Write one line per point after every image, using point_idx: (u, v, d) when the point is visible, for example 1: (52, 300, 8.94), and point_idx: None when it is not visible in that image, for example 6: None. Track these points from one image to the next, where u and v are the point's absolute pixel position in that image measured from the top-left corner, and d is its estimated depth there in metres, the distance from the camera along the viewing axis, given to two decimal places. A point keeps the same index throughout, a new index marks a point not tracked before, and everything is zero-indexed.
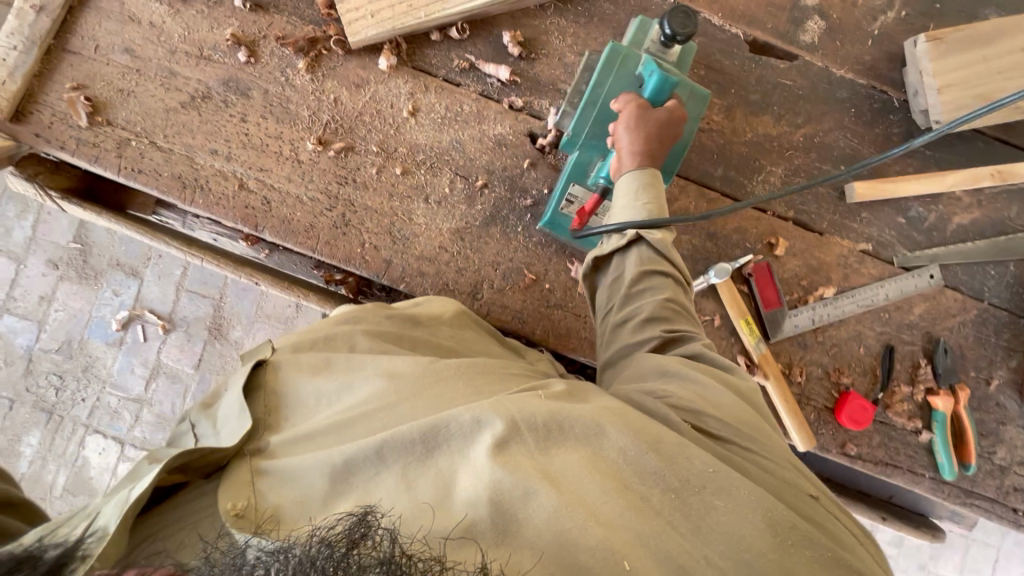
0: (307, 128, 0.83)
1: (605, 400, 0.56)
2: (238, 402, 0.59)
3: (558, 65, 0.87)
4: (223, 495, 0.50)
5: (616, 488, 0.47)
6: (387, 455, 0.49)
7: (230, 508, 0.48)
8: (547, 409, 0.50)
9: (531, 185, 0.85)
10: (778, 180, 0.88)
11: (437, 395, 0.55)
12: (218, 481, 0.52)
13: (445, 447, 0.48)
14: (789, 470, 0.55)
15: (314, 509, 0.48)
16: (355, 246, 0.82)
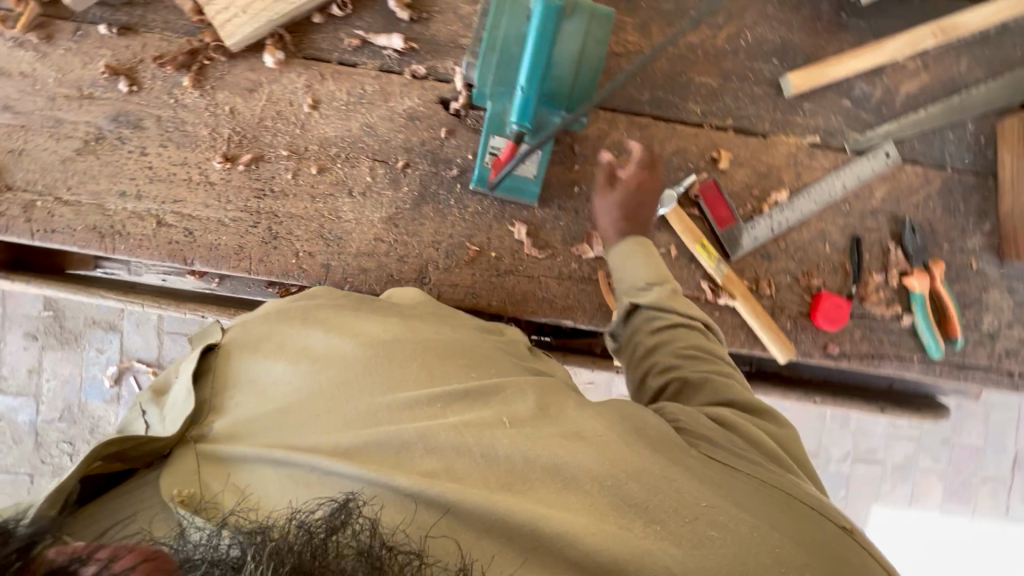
0: (210, 147, 0.79)
1: (577, 414, 0.51)
2: (181, 390, 0.56)
3: (453, 19, 0.81)
4: (166, 482, 0.49)
5: (589, 512, 0.44)
6: (350, 448, 0.47)
7: (175, 495, 0.47)
8: (511, 441, 0.47)
9: (454, 153, 0.81)
10: (710, 90, 0.83)
11: (386, 368, 0.53)
12: (161, 469, 0.51)
13: (414, 450, 0.47)
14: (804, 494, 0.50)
15: (267, 498, 0.47)
16: (289, 257, 0.80)
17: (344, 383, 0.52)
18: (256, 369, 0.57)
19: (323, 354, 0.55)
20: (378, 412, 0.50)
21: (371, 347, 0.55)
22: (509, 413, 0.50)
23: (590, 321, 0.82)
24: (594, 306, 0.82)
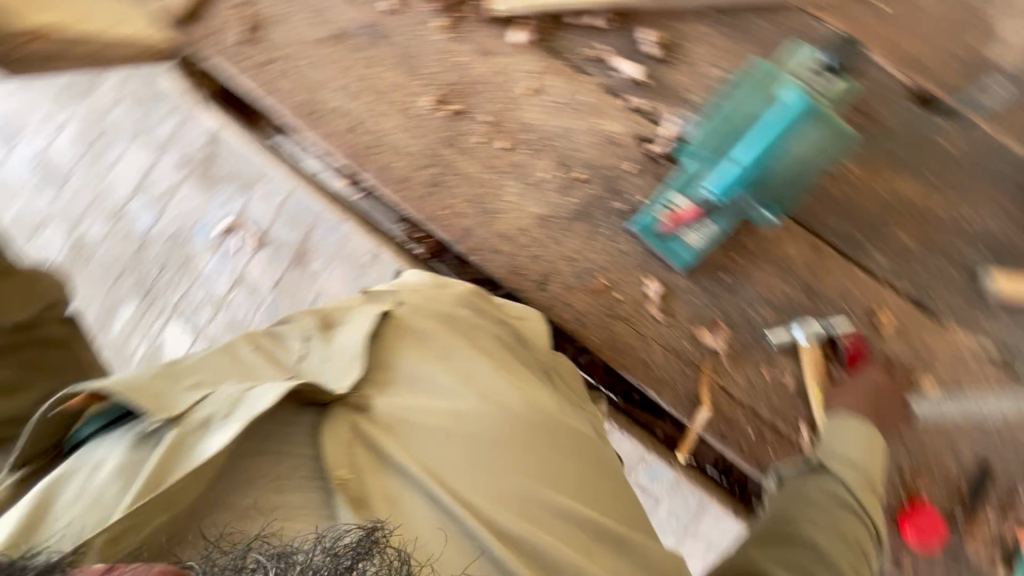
0: (429, 85, 0.85)
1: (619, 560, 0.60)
2: (353, 349, 0.64)
3: (691, 74, 0.82)
4: (328, 441, 0.57)
5: None
6: (472, 503, 0.57)
7: (337, 473, 0.55)
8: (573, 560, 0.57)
9: (630, 190, 0.82)
10: (905, 251, 0.79)
11: (526, 443, 0.62)
12: (319, 418, 0.59)
13: (511, 531, 0.56)
14: None
15: (394, 504, 0.56)
16: (442, 207, 0.84)
17: (495, 439, 0.61)
18: (420, 369, 0.66)
19: (483, 394, 0.65)
20: (504, 489, 0.59)
21: (523, 416, 0.64)
22: (583, 542, 0.59)
23: (674, 404, 0.80)
24: (684, 393, 0.79)
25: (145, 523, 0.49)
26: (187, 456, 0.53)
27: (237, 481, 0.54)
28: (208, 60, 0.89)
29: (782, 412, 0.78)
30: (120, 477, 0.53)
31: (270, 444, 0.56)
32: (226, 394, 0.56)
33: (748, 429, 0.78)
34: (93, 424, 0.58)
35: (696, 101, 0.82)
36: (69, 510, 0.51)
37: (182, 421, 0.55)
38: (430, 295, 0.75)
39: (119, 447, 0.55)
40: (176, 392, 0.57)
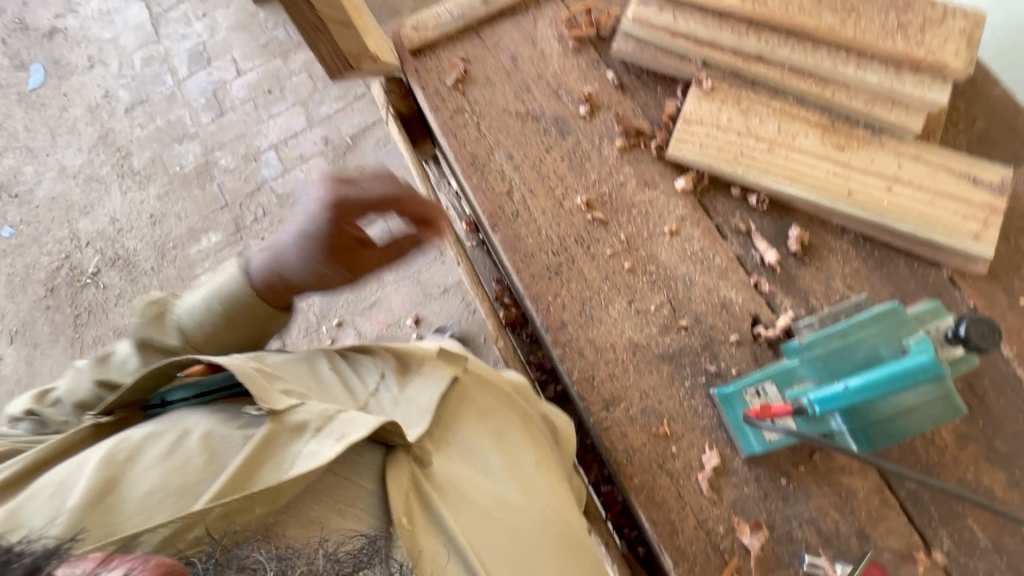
0: (586, 187, 0.92)
1: None
2: (424, 401, 0.79)
3: (821, 282, 0.86)
4: (393, 478, 0.70)
5: None
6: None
7: (400, 519, 0.67)
8: None
9: (724, 357, 0.84)
10: (971, 543, 0.75)
11: (537, 545, 0.73)
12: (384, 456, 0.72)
13: None
14: None
15: (434, 561, 0.67)
16: (549, 293, 0.88)
17: (517, 532, 0.73)
18: (472, 443, 0.79)
19: (521, 487, 0.77)
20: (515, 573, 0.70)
21: (544, 520, 0.76)
22: None
23: None
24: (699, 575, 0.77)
25: (246, 507, 0.61)
26: (280, 454, 0.67)
27: (313, 494, 0.66)
28: (416, 88, 1.01)
29: None
30: (205, 456, 0.66)
31: (340, 468, 0.69)
32: (316, 409, 0.71)
33: None
34: (184, 404, 0.75)
35: (817, 307, 0.85)
36: (158, 470, 0.64)
37: (279, 420, 0.69)
38: (491, 372, 0.91)
39: (211, 427, 0.70)
40: (275, 393, 0.72)
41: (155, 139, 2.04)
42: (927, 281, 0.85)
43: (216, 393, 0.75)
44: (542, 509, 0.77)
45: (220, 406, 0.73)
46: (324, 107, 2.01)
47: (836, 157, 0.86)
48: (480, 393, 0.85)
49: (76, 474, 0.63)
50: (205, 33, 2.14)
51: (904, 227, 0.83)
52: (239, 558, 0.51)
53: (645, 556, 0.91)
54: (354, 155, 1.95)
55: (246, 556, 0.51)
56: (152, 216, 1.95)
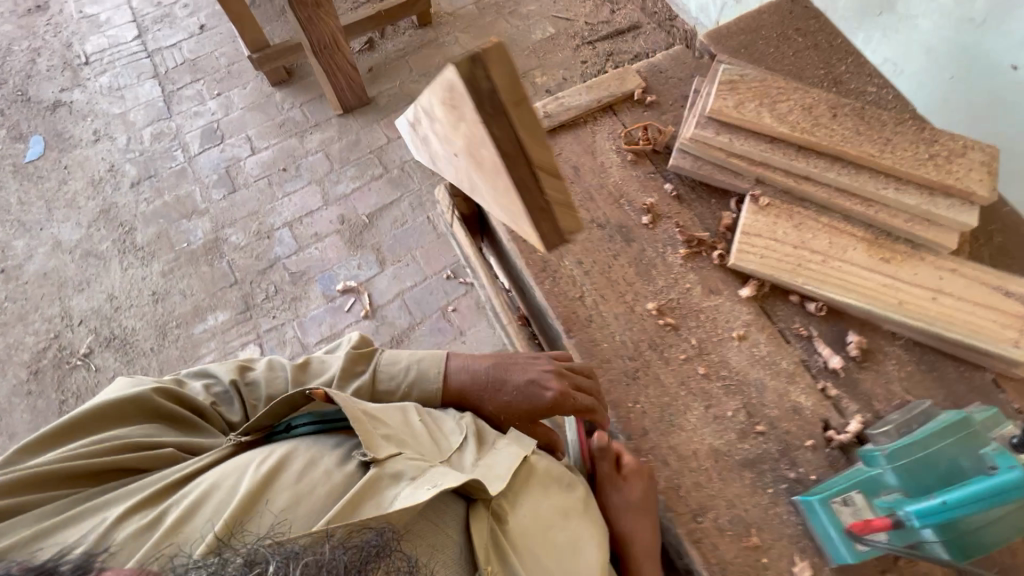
0: (654, 293, 0.96)
1: None
2: (501, 469, 0.80)
3: (882, 385, 0.91)
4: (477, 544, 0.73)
5: None
6: None
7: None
8: None
9: (802, 462, 0.86)
10: None
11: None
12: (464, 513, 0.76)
13: None
14: None
15: None
16: (628, 399, 0.89)
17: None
18: (545, 513, 0.80)
19: (583, 563, 0.76)
20: None
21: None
22: None
23: None
24: None
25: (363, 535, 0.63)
26: (382, 495, 0.69)
27: (410, 533, 0.68)
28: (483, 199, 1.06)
29: None
30: (328, 486, 0.69)
31: (430, 513, 0.72)
32: (415, 461, 0.74)
33: None
34: (306, 429, 0.77)
35: (882, 411, 0.89)
36: (283, 496, 0.66)
37: (381, 465, 0.72)
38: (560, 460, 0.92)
39: (332, 458, 0.73)
40: (379, 438, 0.75)
41: (162, 214, 2.00)
42: (974, 384, 0.91)
43: (335, 425, 0.78)
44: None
45: (340, 438, 0.77)
46: (341, 187, 2.03)
47: (883, 269, 0.94)
48: (548, 473, 0.85)
49: (218, 487, 0.66)
50: (220, 112, 2.16)
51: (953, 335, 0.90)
52: (248, 553, 0.52)
53: None
54: (370, 233, 1.96)
55: (253, 551, 0.52)
56: (154, 294, 1.87)
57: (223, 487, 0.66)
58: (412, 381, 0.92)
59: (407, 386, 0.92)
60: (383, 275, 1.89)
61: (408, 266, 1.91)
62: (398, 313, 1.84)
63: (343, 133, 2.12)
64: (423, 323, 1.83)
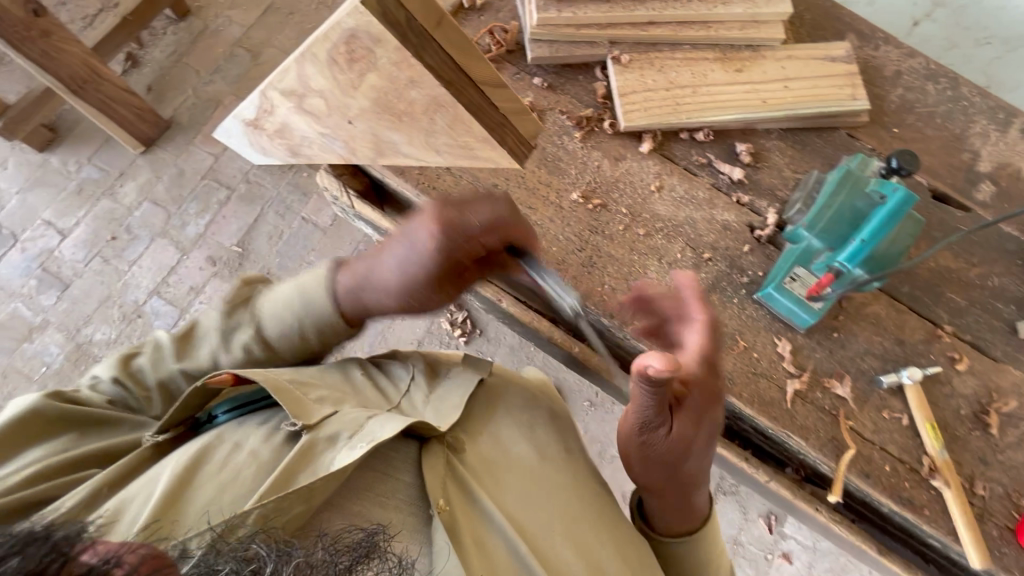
0: (572, 183, 0.99)
1: (583, 542, 0.73)
2: (456, 397, 0.79)
3: (777, 176, 1.04)
4: (428, 472, 0.70)
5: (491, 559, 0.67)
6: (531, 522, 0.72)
7: (439, 503, 0.67)
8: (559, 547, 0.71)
9: (748, 266, 0.98)
10: (957, 308, 1.00)
11: (556, 477, 0.79)
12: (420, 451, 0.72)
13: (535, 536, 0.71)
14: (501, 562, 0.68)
15: (484, 524, 0.69)
16: (595, 285, 0.94)
17: (546, 477, 0.77)
18: (505, 431, 0.80)
19: (546, 459, 0.79)
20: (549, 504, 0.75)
21: (575, 483, 0.80)
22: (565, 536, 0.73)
23: (820, 449, 0.91)
24: (826, 438, 0.92)
25: (287, 509, 0.57)
26: (318, 462, 0.63)
27: (349, 491, 0.64)
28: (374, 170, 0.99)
29: (905, 449, 0.92)
30: (255, 467, 0.63)
31: (373, 462, 0.68)
32: (350, 418, 0.69)
33: (884, 466, 0.91)
34: (226, 416, 0.70)
35: (786, 196, 1.03)
36: (206, 489, 0.59)
37: (314, 430, 0.66)
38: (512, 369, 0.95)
39: (258, 436, 0.66)
40: (312, 405, 0.70)
41: None
42: (838, 142, 1.07)
43: (257, 404, 0.71)
44: (573, 470, 0.81)
45: (264, 415, 0.70)
46: (190, 228, 1.78)
47: (741, 78, 1.04)
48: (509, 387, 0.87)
49: (139, 492, 0.58)
50: None
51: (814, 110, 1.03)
52: (241, 548, 0.48)
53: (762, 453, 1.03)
54: (251, 260, 1.76)
55: (247, 547, 0.48)
56: None
57: (139, 494, 0.58)
58: (302, 318, 0.76)
59: (302, 319, 0.76)
60: None
61: None
62: None
63: (158, 171, 1.82)
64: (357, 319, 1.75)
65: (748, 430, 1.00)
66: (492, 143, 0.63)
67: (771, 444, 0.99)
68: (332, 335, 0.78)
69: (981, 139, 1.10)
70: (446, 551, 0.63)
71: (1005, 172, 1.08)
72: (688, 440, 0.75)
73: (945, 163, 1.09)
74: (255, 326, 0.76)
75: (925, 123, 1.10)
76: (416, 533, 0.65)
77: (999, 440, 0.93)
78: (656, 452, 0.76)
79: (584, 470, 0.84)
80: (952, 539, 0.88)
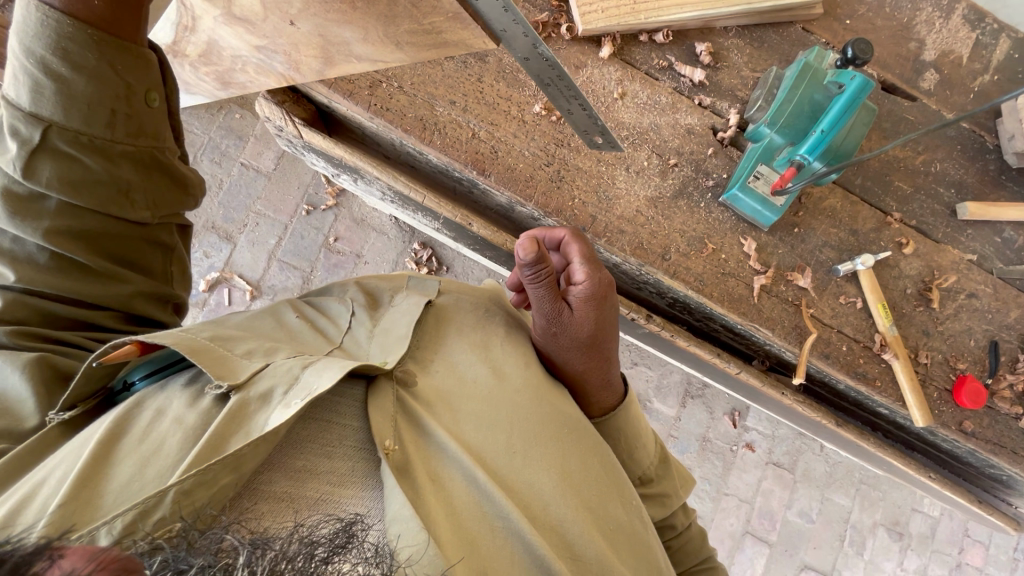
0: (534, 95, 0.94)
1: (571, 467, 0.66)
2: (401, 328, 0.72)
3: (737, 76, 1.03)
4: (375, 414, 0.58)
5: (455, 506, 0.57)
6: (501, 456, 0.63)
7: (384, 444, 0.56)
8: (540, 477, 0.63)
9: (713, 169, 0.99)
10: (904, 194, 1.05)
11: (534, 402, 0.70)
12: (367, 392, 0.61)
13: (507, 470, 0.62)
14: (469, 504, 0.57)
15: (442, 464, 0.59)
16: (566, 200, 0.93)
17: (520, 402, 0.69)
18: (460, 359, 0.72)
19: (503, 377, 0.71)
20: (522, 431, 0.66)
21: (539, 401, 0.70)
22: (549, 467, 0.64)
23: (785, 338, 0.97)
24: (790, 326, 0.97)
25: (212, 483, 0.45)
26: (250, 424, 0.51)
27: (294, 445, 0.53)
28: (321, 93, 0.90)
29: (859, 330, 0.99)
30: (181, 434, 0.50)
31: (319, 412, 0.57)
32: (286, 368, 0.56)
33: (842, 347, 0.98)
34: (144, 384, 0.58)
35: (746, 96, 1.02)
36: (127, 463, 0.48)
37: (244, 390, 0.54)
38: (459, 288, 0.87)
39: (183, 401, 0.54)
40: (239, 361, 0.57)
41: None
42: (794, 38, 1.06)
43: (174, 366, 0.58)
44: (537, 388, 0.73)
45: (190, 374, 0.58)
46: None
47: None
48: (459, 310, 0.81)
49: (57, 470, 0.47)
50: None
51: (789, 3, 1.01)
52: (212, 542, 0.38)
53: (728, 349, 1.09)
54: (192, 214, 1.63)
55: (218, 538, 0.38)
56: None
57: (52, 475, 0.46)
58: (59, 44, 0.57)
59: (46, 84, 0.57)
60: (241, 248, 1.67)
61: (261, 224, 1.69)
62: (284, 275, 1.67)
63: None
64: (317, 267, 1.69)
65: (718, 330, 1.05)
66: (463, 22, 0.56)
67: (739, 339, 1.05)
68: (128, 68, 0.61)
69: (927, 25, 1.11)
70: (401, 509, 0.50)
71: (947, 59, 1.11)
72: (594, 322, 0.75)
73: (894, 53, 1.10)
74: (12, 98, 0.58)
75: (875, 13, 1.11)
76: (366, 481, 0.54)
77: (939, 313, 1.02)
78: (568, 341, 0.75)
79: (547, 386, 0.75)
80: (899, 404, 0.98)
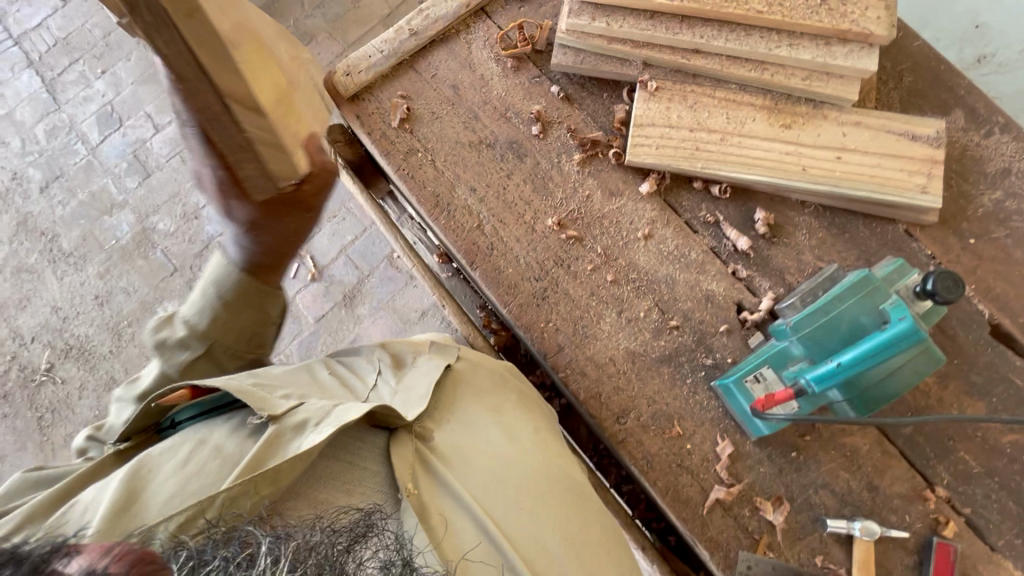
0: (554, 208, 0.92)
1: (581, 532, 0.69)
2: (421, 387, 0.77)
3: (793, 257, 0.89)
4: (397, 466, 0.68)
5: (471, 552, 0.65)
6: (511, 509, 0.68)
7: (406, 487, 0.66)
8: (548, 533, 0.67)
9: (718, 348, 0.87)
10: (967, 472, 0.82)
11: (538, 472, 0.72)
12: (388, 438, 0.71)
13: (517, 525, 0.67)
14: (485, 554, 0.65)
15: (457, 516, 0.67)
16: (541, 320, 0.89)
17: (526, 471, 0.72)
18: (472, 419, 0.77)
19: (513, 444, 0.75)
20: (530, 496, 0.70)
21: (547, 472, 0.73)
22: (560, 531, 0.68)
23: (724, 569, 0.81)
24: (735, 560, 0.81)
25: (255, 492, 0.61)
26: (284, 448, 0.64)
27: (315, 476, 0.65)
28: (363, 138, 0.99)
29: None
30: (220, 460, 0.65)
31: (344, 454, 0.68)
32: (318, 406, 0.69)
33: None
34: (188, 424, 0.71)
35: (794, 283, 0.88)
36: (173, 480, 0.63)
37: (279, 420, 0.67)
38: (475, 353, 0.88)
39: (222, 431, 0.68)
40: (276, 398, 0.70)
41: (82, 216, 1.90)
42: (887, 238, 0.90)
43: (216, 408, 0.71)
44: (546, 457, 0.74)
45: (232, 407, 0.70)
46: None
47: (786, 136, 0.90)
48: (473, 372, 0.83)
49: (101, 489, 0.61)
50: (111, 91, 2.00)
51: (885, 198, 0.87)
52: (238, 537, 0.51)
53: (676, 546, 0.94)
54: None
55: (242, 539, 0.50)
56: (97, 297, 1.81)
57: (99, 490, 0.61)
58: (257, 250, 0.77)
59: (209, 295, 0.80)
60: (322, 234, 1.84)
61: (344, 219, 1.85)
62: (345, 270, 1.81)
63: None
64: (374, 273, 1.82)
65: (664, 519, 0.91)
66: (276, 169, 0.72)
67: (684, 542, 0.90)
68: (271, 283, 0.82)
69: None
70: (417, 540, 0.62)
71: None
72: None
73: None
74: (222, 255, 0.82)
75: (1015, 242, 0.89)
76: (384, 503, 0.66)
77: None
78: None
79: (561, 460, 0.77)
80: None
